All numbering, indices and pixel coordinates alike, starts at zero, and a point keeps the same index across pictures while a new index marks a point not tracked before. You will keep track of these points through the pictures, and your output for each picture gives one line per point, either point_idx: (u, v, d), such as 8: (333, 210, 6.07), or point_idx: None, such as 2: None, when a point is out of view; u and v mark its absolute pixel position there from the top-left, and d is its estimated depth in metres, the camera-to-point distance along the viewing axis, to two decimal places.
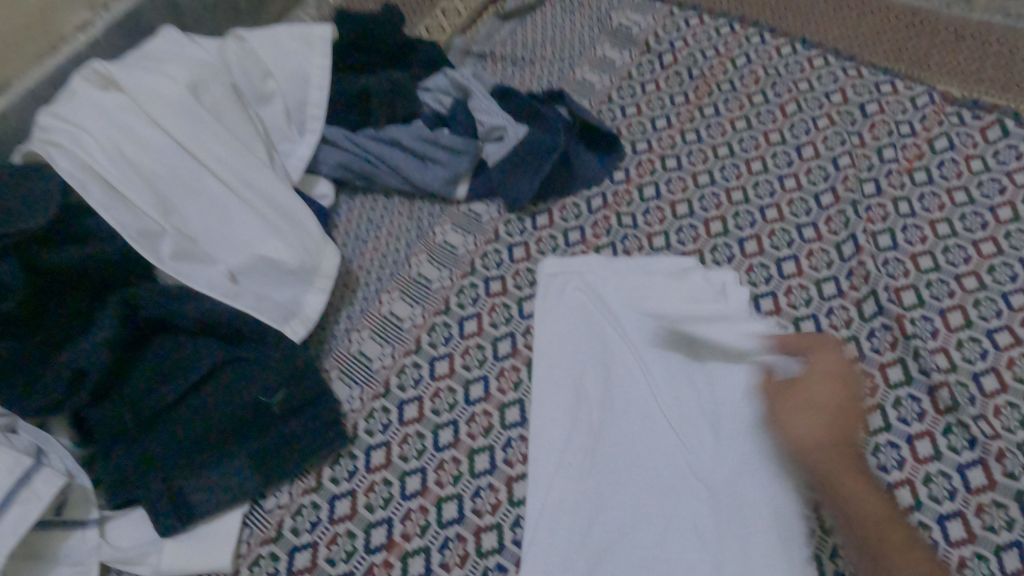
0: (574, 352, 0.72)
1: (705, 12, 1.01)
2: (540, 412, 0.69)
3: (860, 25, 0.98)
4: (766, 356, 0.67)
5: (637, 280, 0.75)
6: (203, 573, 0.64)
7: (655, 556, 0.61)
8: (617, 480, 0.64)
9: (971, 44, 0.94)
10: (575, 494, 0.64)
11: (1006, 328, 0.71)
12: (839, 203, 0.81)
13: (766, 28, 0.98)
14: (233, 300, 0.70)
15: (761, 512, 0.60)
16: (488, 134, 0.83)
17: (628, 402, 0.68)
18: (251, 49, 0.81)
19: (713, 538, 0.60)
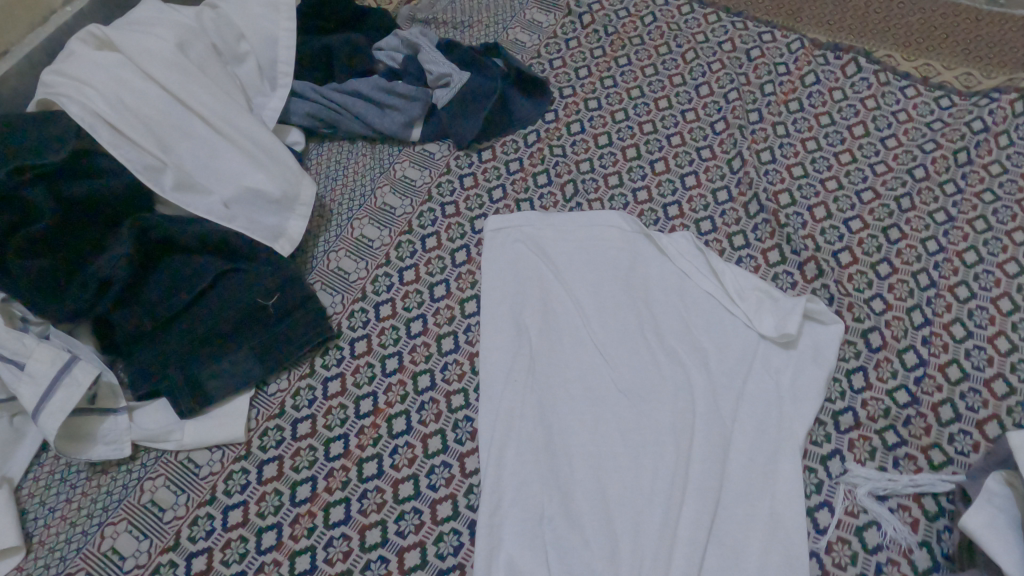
0: (514, 280, 0.85)
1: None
2: (489, 327, 0.82)
3: None
4: (666, 290, 0.83)
5: (566, 219, 0.89)
6: (221, 444, 0.77)
7: (590, 446, 0.74)
8: (555, 376, 0.78)
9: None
10: (521, 389, 0.77)
11: (858, 216, 0.89)
12: (729, 128, 0.99)
13: None
14: (229, 223, 0.83)
15: (667, 407, 0.75)
16: (437, 81, 0.98)
17: (562, 316, 0.82)
18: (224, 15, 0.93)
19: (634, 428, 0.74)
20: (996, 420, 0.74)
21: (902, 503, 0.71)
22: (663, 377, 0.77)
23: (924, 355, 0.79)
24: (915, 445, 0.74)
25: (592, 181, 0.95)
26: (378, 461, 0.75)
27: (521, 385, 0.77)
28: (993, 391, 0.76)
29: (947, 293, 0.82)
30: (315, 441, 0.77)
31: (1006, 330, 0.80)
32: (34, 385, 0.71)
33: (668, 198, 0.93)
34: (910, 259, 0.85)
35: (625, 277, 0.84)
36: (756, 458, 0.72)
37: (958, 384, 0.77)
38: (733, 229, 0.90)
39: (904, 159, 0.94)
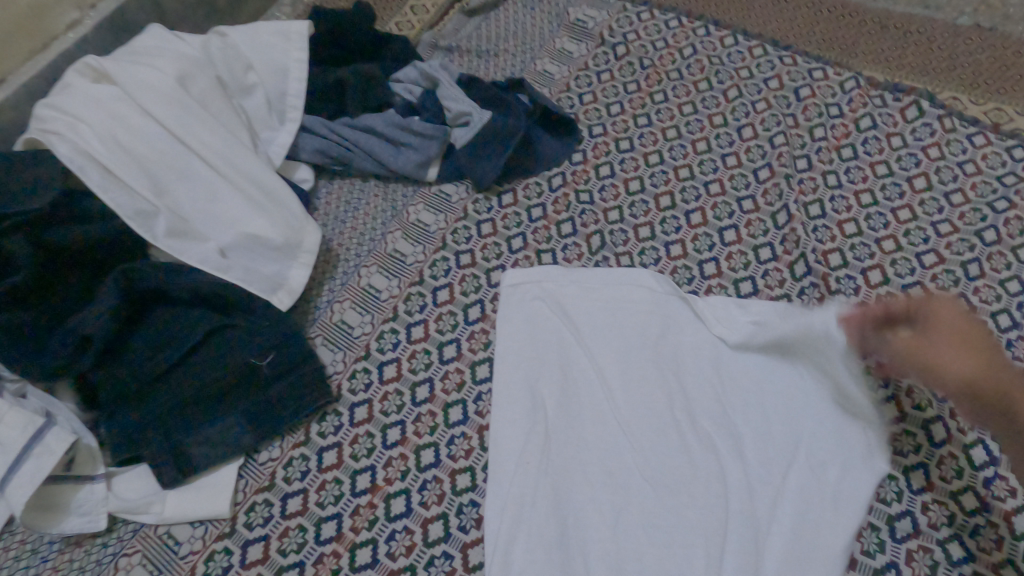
0: (531, 345, 0.77)
1: (655, 7, 1.09)
2: (501, 400, 0.74)
3: (795, 18, 1.08)
4: (706, 362, 0.75)
5: (592, 276, 0.81)
6: (203, 520, 0.70)
7: (609, 543, 0.65)
8: (571, 460, 0.69)
9: (893, 33, 1.04)
10: (532, 474, 0.69)
11: (918, 284, 0.80)
12: (774, 177, 0.90)
13: (710, 22, 1.07)
14: (224, 273, 0.77)
15: (699, 503, 0.66)
16: (455, 120, 0.91)
17: (582, 391, 0.74)
18: (232, 44, 0.87)
19: (659, 525, 0.65)
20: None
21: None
22: (694, 467, 0.68)
23: (994, 452, 0.69)
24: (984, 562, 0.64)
25: (621, 232, 0.87)
26: (372, 548, 0.68)
27: (533, 469, 0.69)
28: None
29: None
30: (306, 519, 0.70)
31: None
32: (3, 453, 0.65)
33: (704, 254, 0.84)
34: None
35: (657, 352, 0.75)
36: (804, 572, 0.62)
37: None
38: (776, 293, 0.81)
39: (972, 219, 0.84)
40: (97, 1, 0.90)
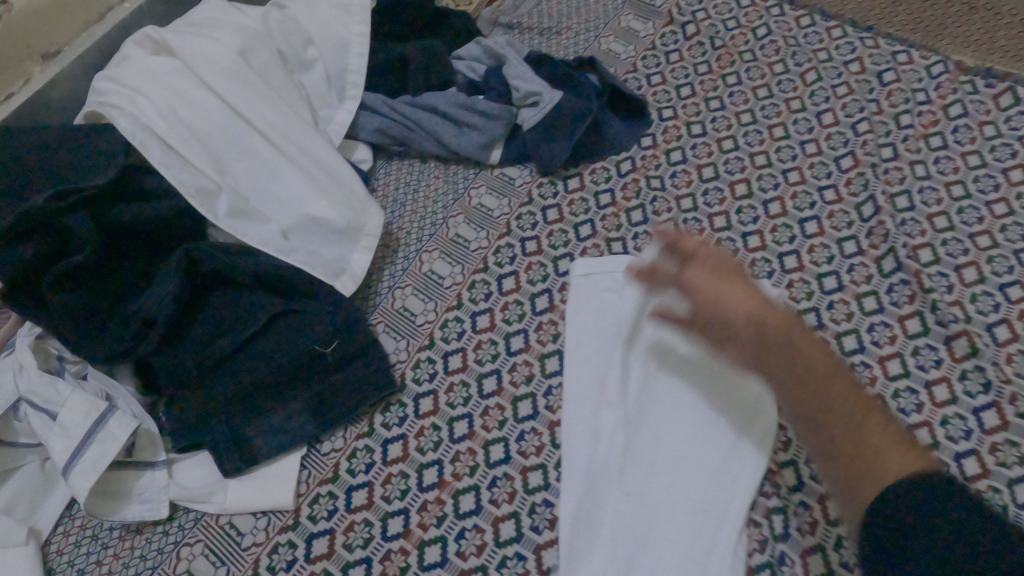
0: (603, 348, 0.73)
1: None
2: (573, 405, 0.70)
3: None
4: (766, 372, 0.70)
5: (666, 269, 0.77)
6: (266, 511, 0.68)
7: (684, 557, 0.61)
8: (651, 475, 0.65)
9: (982, 15, 0.97)
10: (611, 487, 0.65)
11: (1018, 283, 0.75)
12: (858, 166, 0.85)
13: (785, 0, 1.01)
14: (286, 256, 0.74)
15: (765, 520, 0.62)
16: (523, 100, 0.87)
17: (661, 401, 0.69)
18: (292, 18, 0.84)
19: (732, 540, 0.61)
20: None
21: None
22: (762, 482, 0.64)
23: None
24: None
25: (695, 222, 0.83)
26: (441, 546, 0.65)
27: (612, 481, 0.65)
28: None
29: None
30: (372, 514, 0.67)
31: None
32: (65, 438, 0.64)
33: (784, 247, 0.80)
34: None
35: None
36: None
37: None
38: (862, 290, 0.76)
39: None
40: None
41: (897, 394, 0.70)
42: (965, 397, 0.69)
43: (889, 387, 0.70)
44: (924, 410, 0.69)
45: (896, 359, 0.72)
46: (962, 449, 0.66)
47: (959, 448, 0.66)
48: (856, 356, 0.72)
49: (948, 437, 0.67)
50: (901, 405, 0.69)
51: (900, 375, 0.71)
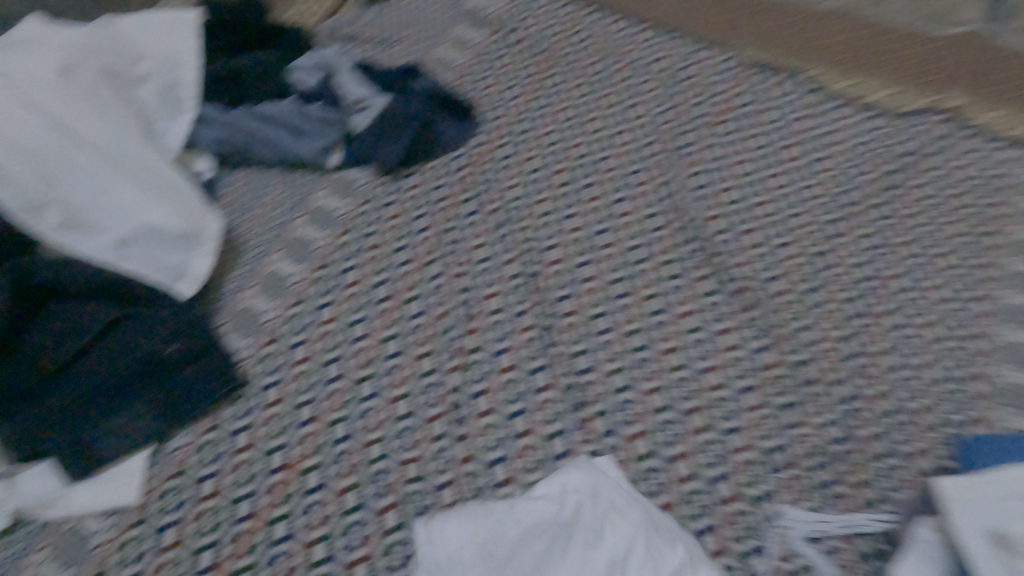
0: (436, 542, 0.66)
1: None
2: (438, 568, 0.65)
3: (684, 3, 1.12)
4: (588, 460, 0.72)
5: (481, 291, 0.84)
6: (112, 510, 0.70)
7: None
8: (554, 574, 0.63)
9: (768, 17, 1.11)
10: None
11: (792, 243, 0.87)
12: (662, 151, 0.95)
13: (603, 10, 1.12)
14: (122, 263, 0.77)
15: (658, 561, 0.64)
16: (353, 107, 0.95)
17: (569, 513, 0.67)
18: (121, 36, 0.86)
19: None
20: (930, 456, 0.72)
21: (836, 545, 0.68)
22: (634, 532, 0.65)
23: (856, 389, 0.76)
24: (848, 483, 0.71)
25: (522, 208, 0.91)
26: (289, 522, 0.69)
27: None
28: (928, 422, 0.74)
29: (878, 322, 0.81)
30: (220, 501, 0.71)
31: (939, 360, 0.78)
32: None
33: (600, 226, 0.89)
34: (843, 287, 0.83)
35: (588, 479, 0.70)
36: None
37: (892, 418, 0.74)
38: (666, 257, 0.86)
39: (836, 183, 0.92)
40: None
41: (694, 344, 0.80)
42: (748, 341, 0.80)
43: (687, 340, 0.80)
44: (715, 355, 0.79)
45: (693, 315, 0.82)
46: (745, 386, 0.77)
47: (742, 385, 0.77)
48: (660, 315, 0.82)
49: (734, 376, 0.78)
50: (697, 352, 0.80)
51: (695, 328, 0.81)
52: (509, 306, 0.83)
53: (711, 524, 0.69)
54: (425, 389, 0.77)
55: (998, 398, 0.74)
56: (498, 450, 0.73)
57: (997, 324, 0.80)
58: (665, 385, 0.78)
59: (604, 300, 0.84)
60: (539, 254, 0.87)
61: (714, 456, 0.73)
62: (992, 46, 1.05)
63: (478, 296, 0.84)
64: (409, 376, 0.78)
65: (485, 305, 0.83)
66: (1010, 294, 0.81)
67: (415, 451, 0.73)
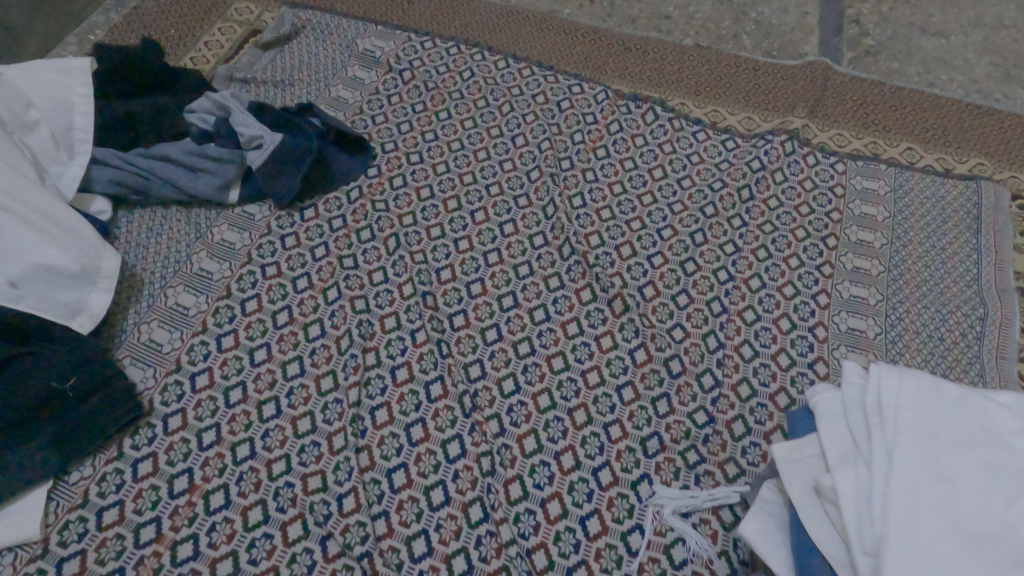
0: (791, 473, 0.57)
1: (436, 36, 1.16)
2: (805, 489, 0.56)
3: (553, 43, 1.19)
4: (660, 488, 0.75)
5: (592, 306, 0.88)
6: (12, 545, 0.72)
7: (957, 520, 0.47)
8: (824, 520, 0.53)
9: (633, 53, 1.16)
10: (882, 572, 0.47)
11: (659, 253, 0.92)
12: (542, 176, 1.00)
13: (484, 48, 1.15)
14: (16, 303, 0.78)
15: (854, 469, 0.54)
16: (249, 143, 0.93)
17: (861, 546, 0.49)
18: (9, 83, 0.86)
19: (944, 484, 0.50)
20: (781, 430, 0.78)
21: (703, 517, 0.74)
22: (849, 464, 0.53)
23: (718, 376, 0.82)
24: (712, 461, 0.77)
25: (414, 233, 0.95)
26: (194, 541, 0.74)
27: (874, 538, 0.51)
28: (778, 403, 0.80)
29: (737, 318, 0.86)
30: (123, 528, 0.74)
31: (787, 347, 0.84)
32: None
33: (487, 246, 0.94)
34: (704, 289, 0.88)
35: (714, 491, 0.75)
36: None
37: (748, 401, 0.80)
38: (548, 272, 0.91)
39: (697, 198, 0.97)
40: None
41: (574, 347, 0.85)
42: (623, 342, 0.85)
43: (569, 344, 0.85)
44: (594, 356, 0.84)
45: (574, 322, 0.87)
46: (622, 382, 0.82)
47: (619, 381, 0.82)
48: (544, 323, 0.87)
49: (611, 374, 0.83)
50: (578, 355, 0.84)
51: (576, 333, 0.86)
52: (404, 324, 0.87)
53: (594, 507, 0.75)
54: (325, 407, 0.81)
55: (836, 377, 0.82)
56: (394, 459, 0.78)
57: (836, 312, 0.86)
58: (550, 387, 0.82)
59: (492, 313, 0.88)
60: (431, 275, 0.91)
61: (595, 447, 0.78)
62: (835, 71, 1.11)
63: (375, 317, 0.87)
64: (309, 396, 0.82)
65: (382, 324, 0.87)
66: (850, 286, 0.88)
67: (315, 466, 0.78)
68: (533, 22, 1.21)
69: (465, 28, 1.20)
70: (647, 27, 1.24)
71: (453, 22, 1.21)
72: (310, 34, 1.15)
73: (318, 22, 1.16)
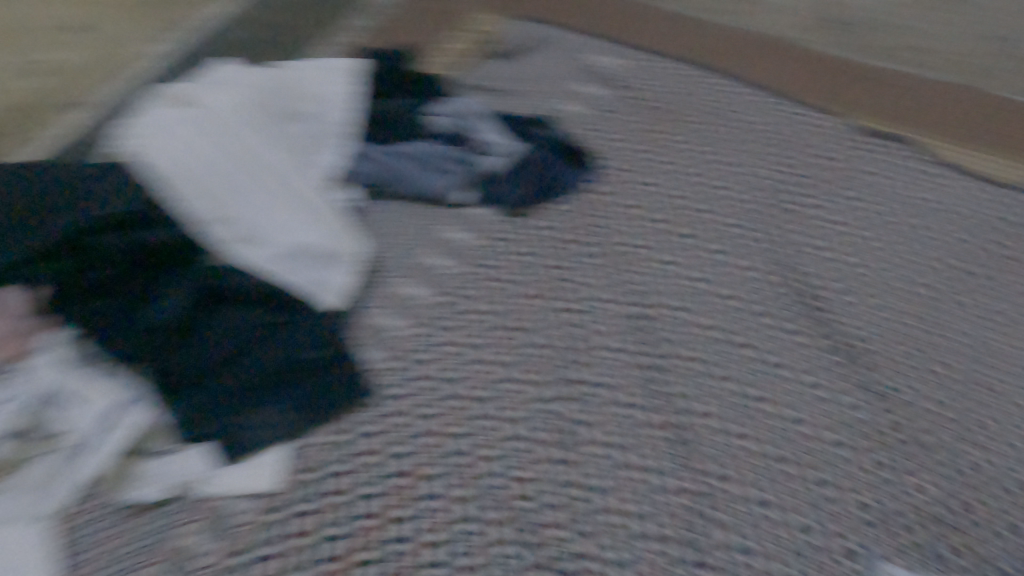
0: None
1: (673, 59, 1.27)
2: None
3: (803, 74, 1.29)
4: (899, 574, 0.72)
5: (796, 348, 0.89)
6: (256, 493, 0.78)
7: None
8: None
9: (875, 88, 1.26)
10: None
11: (886, 312, 0.93)
12: (763, 210, 1.04)
13: (728, 74, 1.25)
14: (279, 273, 0.89)
15: None
16: (487, 152, 1.08)
17: None
18: (289, 83, 1.03)
19: None
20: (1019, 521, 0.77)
21: None
22: None
23: (950, 455, 0.81)
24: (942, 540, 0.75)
25: (632, 256, 0.99)
26: (406, 524, 0.76)
27: None
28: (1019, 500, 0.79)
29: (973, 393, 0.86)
30: (346, 498, 0.78)
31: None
32: (98, 420, 0.78)
33: (704, 277, 0.96)
34: (938, 359, 0.89)
35: None
36: None
37: (980, 486, 0.79)
38: (766, 313, 0.92)
39: (937, 261, 0.99)
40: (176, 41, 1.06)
41: (791, 396, 0.85)
42: (843, 399, 0.84)
43: (785, 392, 0.85)
44: (811, 408, 0.84)
45: (791, 370, 0.87)
46: (841, 441, 0.81)
47: (838, 439, 0.81)
48: (759, 366, 0.87)
49: (830, 430, 0.82)
50: (795, 404, 0.84)
51: (793, 381, 0.86)
52: (616, 345, 0.90)
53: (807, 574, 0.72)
54: (532, 416, 0.84)
55: None
56: (600, 480, 0.79)
57: None
58: (759, 435, 0.82)
59: (704, 348, 0.89)
60: (641, 300, 0.94)
61: (808, 506, 0.76)
62: None
63: (582, 334, 0.92)
64: (519, 401, 0.85)
65: (589, 342, 0.91)
66: None
67: (525, 471, 0.80)
68: (777, 55, 1.32)
69: (716, 54, 1.32)
70: (881, 51, 1.36)
71: (675, 49, 1.32)
72: (541, 52, 1.27)
73: (547, 40, 1.29)
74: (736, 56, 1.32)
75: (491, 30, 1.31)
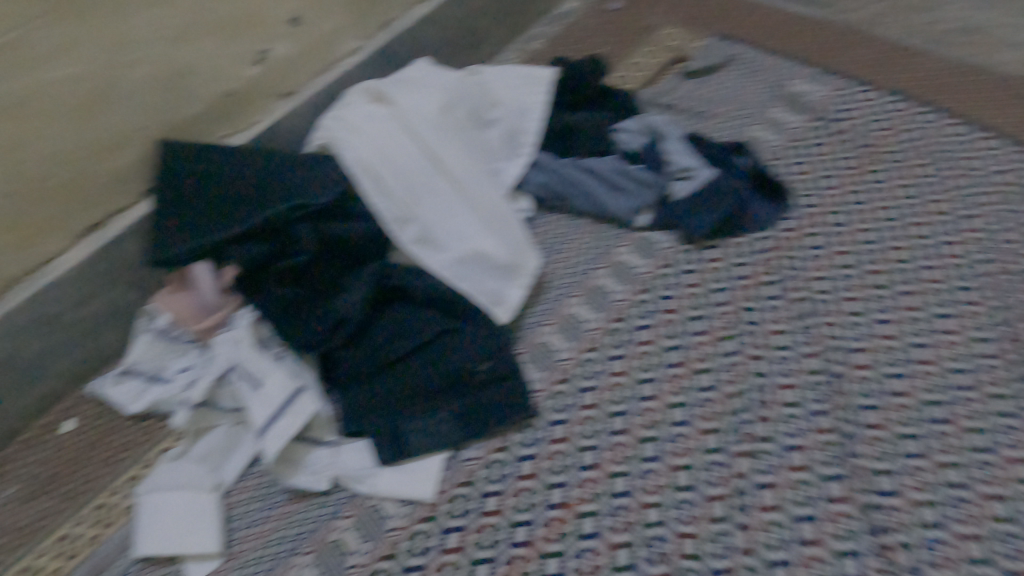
0: None
1: (877, 89, 1.10)
2: None
3: (1006, 108, 1.04)
4: None
5: None
6: (410, 499, 0.77)
7: None
8: None
9: None
10: None
11: None
12: (999, 273, 0.87)
13: (936, 109, 1.05)
14: (457, 282, 0.85)
15: None
16: (677, 173, 0.96)
17: None
18: (485, 84, 0.99)
19: None
20: None
21: None
22: None
23: None
24: None
25: (828, 303, 0.87)
26: (560, 560, 0.71)
27: None
28: None
29: None
30: (500, 520, 0.75)
31: None
32: (265, 407, 0.78)
33: (917, 338, 0.83)
34: None
35: None
36: None
37: None
38: (996, 391, 0.77)
39: None
40: (373, 33, 1.07)
41: None
42: None
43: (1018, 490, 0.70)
44: None
45: None
46: None
47: None
48: (984, 454, 0.73)
49: None
50: None
51: None
52: (806, 403, 0.79)
53: None
54: (707, 467, 0.76)
55: None
56: (781, 552, 0.69)
57: None
58: (985, 536, 0.68)
59: (915, 421, 0.76)
60: (843, 355, 0.82)
61: None
62: None
63: (772, 384, 0.81)
64: (692, 448, 0.78)
65: (779, 394, 0.80)
66: None
67: (693, 528, 0.72)
68: (987, 87, 1.07)
69: (910, 79, 1.10)
70: None
71: (895, 71, 1.12)
72: (735, 71, 1.16)
73: (748, 58, 1.18)
74: (938, 82, 1.09)
75: (679, 41, 1.22)
